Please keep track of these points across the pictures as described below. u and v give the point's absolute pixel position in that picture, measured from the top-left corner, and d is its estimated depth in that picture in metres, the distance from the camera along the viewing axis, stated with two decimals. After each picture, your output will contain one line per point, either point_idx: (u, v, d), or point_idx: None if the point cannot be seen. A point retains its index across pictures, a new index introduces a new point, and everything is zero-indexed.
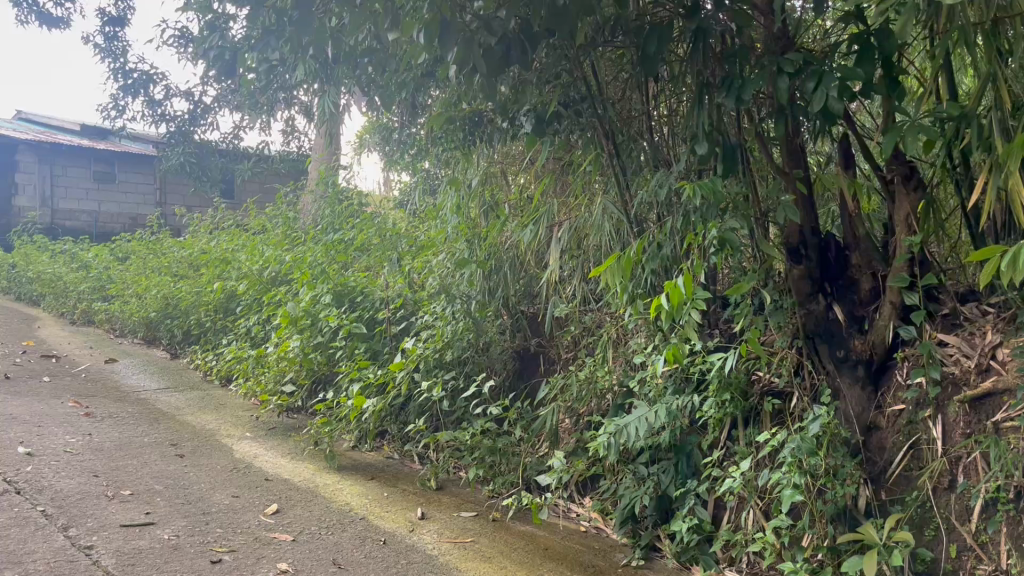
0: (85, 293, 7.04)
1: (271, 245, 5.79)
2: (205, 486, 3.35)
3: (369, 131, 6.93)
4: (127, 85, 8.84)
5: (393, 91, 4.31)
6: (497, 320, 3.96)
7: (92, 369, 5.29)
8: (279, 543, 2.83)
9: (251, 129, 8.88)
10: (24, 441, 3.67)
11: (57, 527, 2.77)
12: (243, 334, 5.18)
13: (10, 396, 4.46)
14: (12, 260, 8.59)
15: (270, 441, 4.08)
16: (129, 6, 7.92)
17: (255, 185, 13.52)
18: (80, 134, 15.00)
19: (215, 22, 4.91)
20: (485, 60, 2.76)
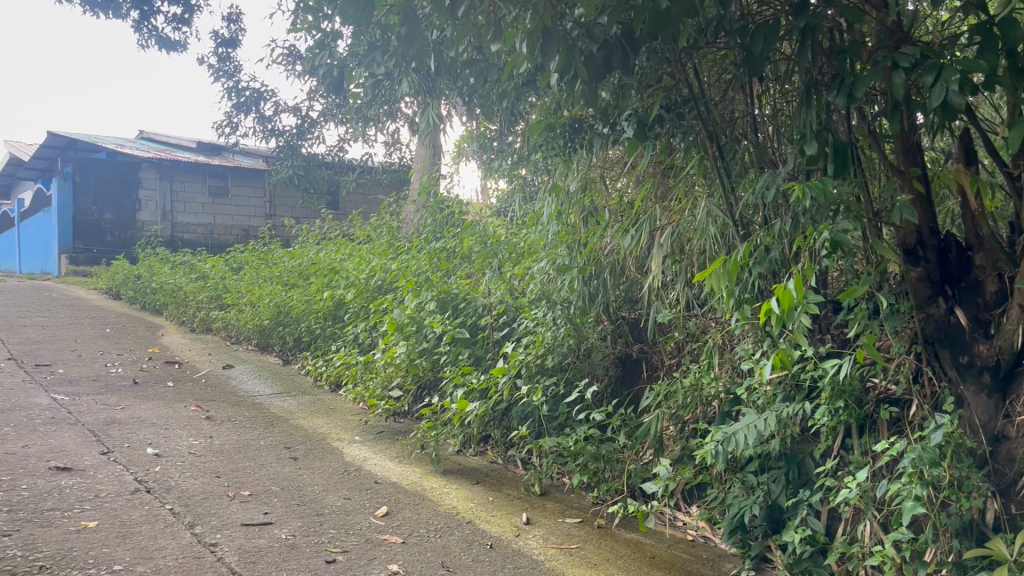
0: (204, 302, 7.38)
1: (377, 254, 5.97)
2: (319, 488, 3.48)
3: (468, 141, 7.03)
4: (240, 103, 9.26)
5: (493, 101, 4.36)
6: (598, 326, 3.94)
7: (211, 374, 5.55)
8: (390, 545, 2.91)
9: (354, 142, 9.15)
10: (153, 443, 3.89)
11: (184, 525, 2.93)
12: (351, 341, 5.34)
13: (139, 400, 4.74)
14: (138, 272, 9.11)
15: (378, 444, 4.19)
16: (241, 28, 8.28)
17: (359, 196, 13.96)
18: (197, 150, 15.76)
19: (322, 40, 5.09)
20: (586, 67, 2.77)
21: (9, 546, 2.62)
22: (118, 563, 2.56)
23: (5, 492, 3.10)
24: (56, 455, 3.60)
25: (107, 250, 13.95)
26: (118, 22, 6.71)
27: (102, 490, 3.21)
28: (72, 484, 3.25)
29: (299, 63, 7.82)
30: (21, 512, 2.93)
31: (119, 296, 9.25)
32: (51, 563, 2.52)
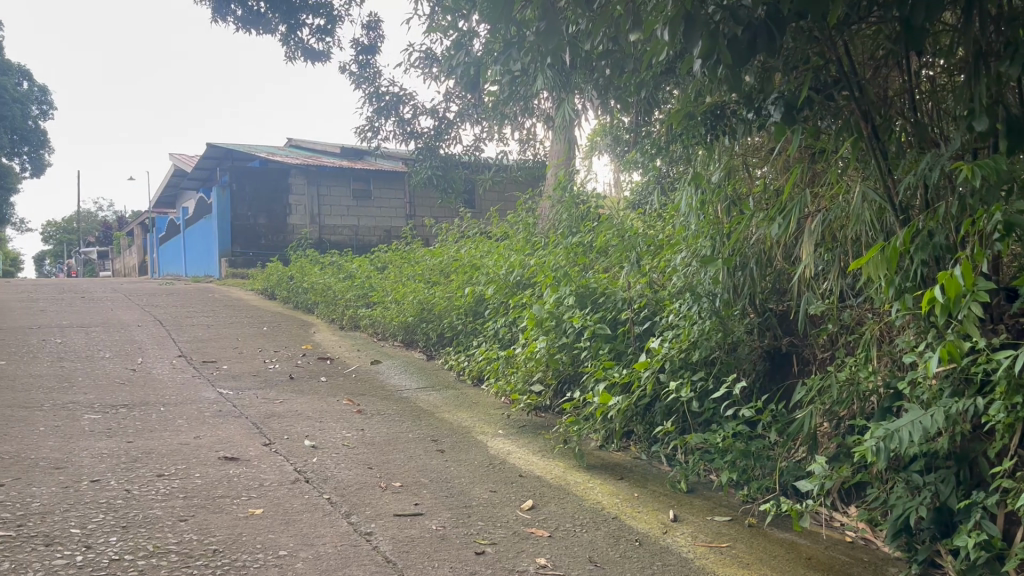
0: (351, 301, 7.67)
1: (515, 250, 6.04)
2: (466, 480, 3.55)
3: (600, 134, 6.99)
4: (380, 108, 9.58)
5: (630, 92, 4.31)
6: (744, 319, 3.82)
7: (360, 369, 5.77)
8: (537, 539, 2.93)
9: (489, 140, 9.29)
10: (310, 435, 4.09)
11: (342, 514, 3.06)
12: (492, 336, 5.43)
13: (296, 394, 4.99)
14: (291, 273, 9.61)
15: (522, 438, 4.23)
16: (380, 35, 8.56)
17: (494, 194, 14.19)
18: (341, 155, 16.45)
19: (460, 41, 5.16)
20: (730, 52, 2.68)
21: (186, 530, 2.82)
22: (282, 549, 2.71)
23: (181, 480, 3.34)
24: (224, 446, 3.85)
25: (262, 253, 14.76)
26: (268, 37, 7.06)
27: (266, 479, 3.41)
28: (239, 473, 3.47)
29: (435, 66, 8.01)
30: (195, 498, 3.15)
31: (274, 296, 9.76)
32: (223, 547, 2.70)
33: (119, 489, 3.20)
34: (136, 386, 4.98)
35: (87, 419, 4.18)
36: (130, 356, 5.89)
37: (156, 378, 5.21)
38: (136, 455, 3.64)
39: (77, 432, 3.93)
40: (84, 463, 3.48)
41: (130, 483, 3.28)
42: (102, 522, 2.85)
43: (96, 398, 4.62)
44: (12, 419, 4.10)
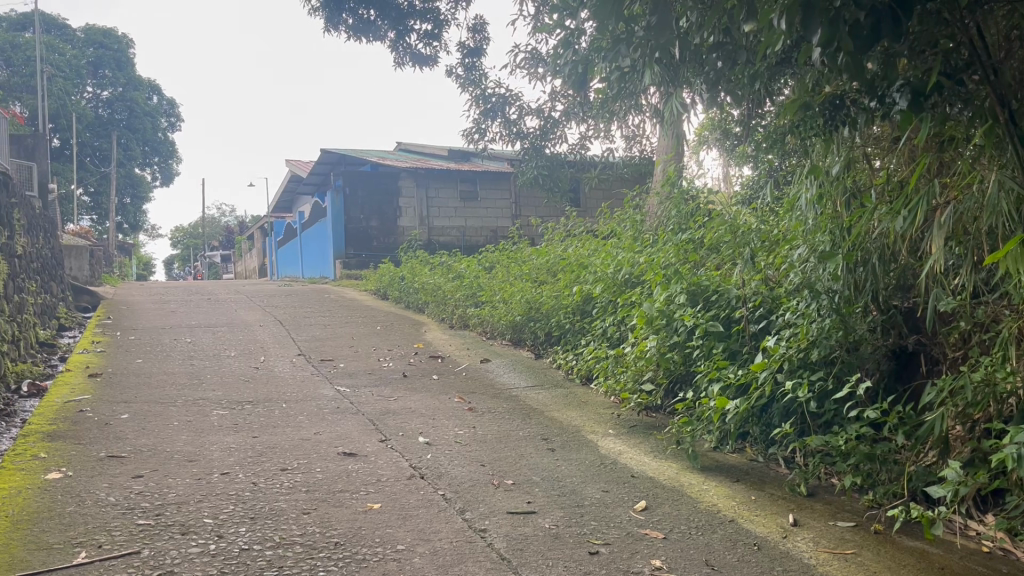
0: (461, 301, 7.78)
1: (624, 247, 5.98)
2: (578, 479, 3.54)
3: (709, 128, 6.85)
4: (487, 109, 9.67)
5: (742, 85, 4.19)
6: (867, 317, 3.67)
7: (470, 367, 5.86)
8: (651, 540, 2.89)
9: (596, 138, 9.23)
10: (424, 432, 4.18)
11: (456, 510, 3.11)
12: (601, 335, 5.40)
13: (409, 392, 5.10)
14: (402, 274, 9.84)
15: (633, 438, 4.19)
16: (487, 37, 8.63)
17: (600, 193, 14.13)
18: (448, 158, 16.72)
19: (569, 40, 5.08)
20: (852, 39, 2.58)
21: (309, 523, 2.93)
22: (400, 543, 2.78)
23: (304, 474, 3.47)
24: (343, 442, 3.97)
25: (374, 254, 15.20)
26: (378, 44, 7.24)
27: (383, 475, 3.50)
28: (357, 468, 3.58)
29: (541, 66, 8.02)
30: (317, 492, 3.26)
31: (386, 296, 10.01)
32: (344, 540, 2.79)
33: (246, 481, 3.35)
34: (259, 383, 5.21)
35: (216, 415, 4.40)
36: (253, 354, 6.16)
37: (278, 376, 5.43)
38: (261, 449, 3.80)
39: (207, 427, 4.14)
40: (214, 456, 3.67)
41: (256, 476, 3.43)
42: (232, 513, 3.00)
43: (223, 395, 4.85)
44: (148, 414, 4.36)
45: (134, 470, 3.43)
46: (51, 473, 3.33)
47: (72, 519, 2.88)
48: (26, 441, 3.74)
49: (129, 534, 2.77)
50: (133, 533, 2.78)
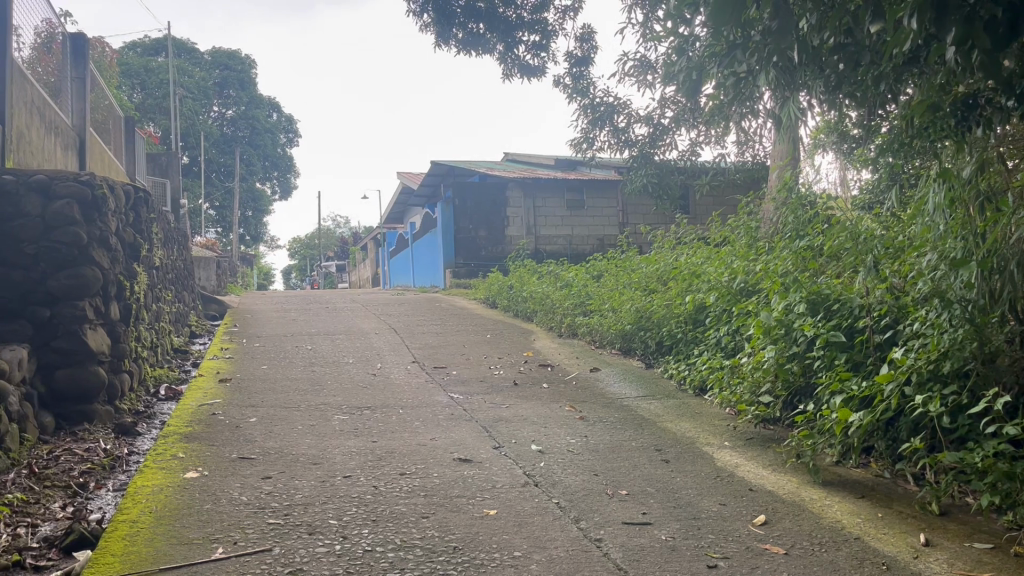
0: (569, 310, 7.79)
1: (738, 255, 5.86)
2: (693, 492, 3.49)
3: (825, 131, 6.61)
4: (596, 118, 9.66)
5: (866, 87, 4.05)
6: (1003, 327, 3.45)
7: (580, 376, 5.86)
8: (772, 555, 2.82)
9: (707, 144, 9.06)
10: (537, 440, 4.22)
11: (571, 519, 3.12)
12: (714, 345, 5.31)
13: (521, 400, 5.15)
14: (510, 283, 9.94)
15: (750, 450, 4.10)
16: (595, 46, 8.62)
17: (711, 200, 13.87)
18: (555, 167, 16.78)
19: (684, 48, 4.97)
20: (989, 36, 2.46)
21: (428, 526, 3.01)
22: (517, 550, 2.82)
23: (421, 479, 3.56)
24: (459, 448, 4.05)
25: (483, 263, 15.41)
26: (487, 57, 7.36)
27: (498, 481, 3.55)
28: (473, 475, 3.64)
29: (650, 73, 7.96)
30: (435, 497, 3.34)
31: (495, 305, 10.11)
32: (463, 545, 2.85)
33: (368, 484, 3.47)
34: (376, 389, 5.37)
35: (337, 420, 4.56)
36: (370, 361, 6.36)
37: (394, 383, 5.58)
38: (380, 454, 3.92)
39: (329, 431, 4.30)
40: (337, 460, 3.81)
41: (376, 479, 3.54)
42: (355, 514, 3.11)
43: (343, 400, 5.03)
44: (275, 417, 4.57)
45: (264, 471, 3.61)
46: (189, 473, 3.53)
47: (209, 516, 3.05)
48: (166, 441, 3.98)
49: (261, 532, 2.91)
50: (265, 531, 2.93)
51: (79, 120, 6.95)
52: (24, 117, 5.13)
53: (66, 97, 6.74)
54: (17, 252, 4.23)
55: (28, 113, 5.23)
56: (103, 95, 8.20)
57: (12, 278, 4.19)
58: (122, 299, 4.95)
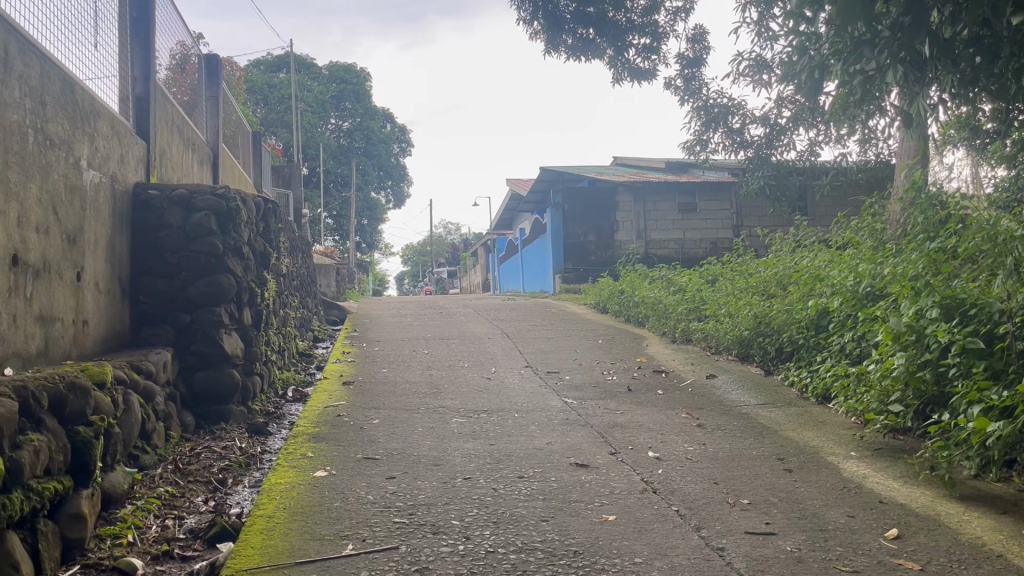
0: (683, 315, 7.68)
1: (864, 258, 5.65)
2: (819, 502, 3.39)
3: (956, 127, 6.27)
4: (709, 119, 9.49)
5: (1004, 80, 3.83)
6: None
7: (697, 383, 5.78)
8: (906, 571, 2.71)
9: (827, 143, 8.76)
10: (654, 447, 4.19)
11: (692, 527, 3.09)
12: (838, 352, 5.13)
13: (637, 406, 5.13)
14: (622, 288, 9.89)
15: (879, 461, 3.94)
16: (708, 46, 8.48)
17: (830, 201, 13.40)
18: (666, 170, 16.57)
19: (805, 46, 4.82)
20: None
21: (549, 530, 3.04)
22: (638, 556, 2.81)
23: (540, 483, 3.60)
24: (575, 453, 4.07)
25: (593, 268, 15.37)
26: (597, 61, 7.38)
27: (616, 487, 3.55)
28: (591, 480, 3.65)
29: (766, 72, 7.77)
30: (554, 501, 3.37)
31: (605, 310, 10.08)
32: (583, 549, 2.86)
33: (487, 487, 3.53)
34: (492, 393, 5.45)
35: (455, 422, 4.67)
36: (484, 365, 6.46)
37: (509, 387, 5.66)
38: (498, 457, 3.99)
39: (448, 434, 4.40)
40: (457, 462, 3.90)
41: (496, 482, 3.61)
42: (476, 516, 3.17)
43: (460, 403, 5.14)
44: (396, 419, 4.71)
45: (388, 471, 3.73)
46: (319, 472, 3.69)
47: (339, 513, 3.18)
48: (296, 441, 4.17)
49: (388, 530, 3.02)
50: (391, 529, 3.03)
51: (212, 135, 7.38)
52: (166, 134, 5.49)
53: (201, 114, 7.16)
54: (161, 261, 4.54)
55: (168, 131, 5.58)
56: (233, 111, 8.65)
57: (157, 285, 4.51)
58: (254, 306, 5.22)
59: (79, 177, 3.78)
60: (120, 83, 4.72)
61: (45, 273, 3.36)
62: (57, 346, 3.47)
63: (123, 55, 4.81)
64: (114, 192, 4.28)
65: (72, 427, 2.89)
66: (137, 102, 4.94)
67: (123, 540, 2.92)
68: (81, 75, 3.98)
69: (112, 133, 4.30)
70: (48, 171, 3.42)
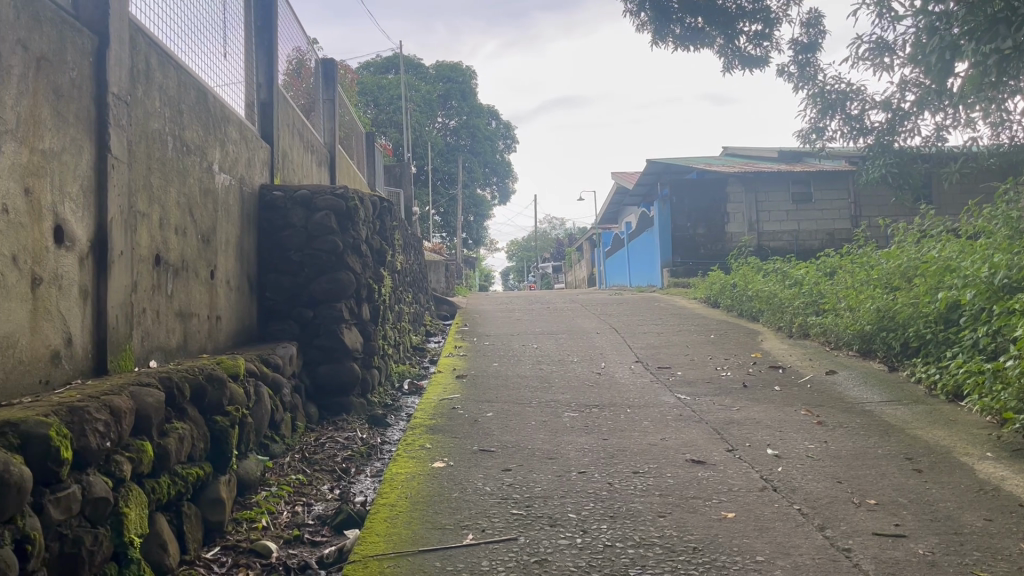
0: (799, 309, 7.45)
1: (999, 248, 5.33)
2: (952, 505, 3.24)
3: None
4: (826, 106, 9.14)
5: None
6: None
7: (816, 379, 5.60)
8: None
9: (955, 128, 8.29)
10: (773, 444, 4.09)
11: (815, 526, 3.01)
12: (971, 347, 4.87)
13: (753, 403, 5.01)
14: (734, 282, 9.67)
15: (1019, 463, 3.72)
16: (823, 30, 8.17)
17: (958, 188, 12.70)
18: (779, 160, 16.09)
19: (934, 26, 4.58)
20: None
21: (666, 526, 3.02)
22: (759, 554, 2.76)
23: (656, 478, 3.58)
24: (691, 449, 4.03)
25: (702, 262, 15.08)
26: (705, 50, 7.14)
27: (734, 484, 3.49)
28: (708, 476, 3.61)
29: (888, 55, 7.43)
30: (671, 496, 3.35)
31: (716, 304, 9.88)
32: (702, 546, 2.83)
33: (603, 481, 3.54)
34: (603, 388, 5.45)
35: (568, 416, 4.69)
36: (595, 360, 6.46)
37: (620, 382, 5.63)
38: (613, 452, 3.98)
39: (561, 428, 4.43)
40: (571, 455, 3.92)
41: (611, 476, 3.61)
42: (593, 510, 3.19)
43: (572, 398, 5.15)
44: (509, 413, 4.78)
45: (503, 464, 3.79)
46: (436, 463, 3.79)
47: (458, 504, 3.25)
48: (414, 433, 4.29)
49: (506, 521, 3.07)
50: (509, 520, 3.08)
51: (328, 137, 7.66)
52: (287, 137, 5.73)
53: (318, 118, 7.43)
54: (286, 259, 4.76)
55: (289, 134, 5.82)
56: (347, 113, 8.92)
57: (283, 282, 4.73)
58: (371, 301, 5.39)
59: (212, 180, 3.99)
60: (246, 90, 4.95)
61: (183, 272, 3.58)
62: (194, 340, 3.69)
63: (249, 63, 5.05)
64: (242, 194, 4.50)
65: (211, 416, 3.07)
66: (262, 107, 5.18)
67: (258, 524, 3.09)
68: (212, 83, 4.20)
69: (240, 137, 4.52)
70: (185, 175, 3.63)
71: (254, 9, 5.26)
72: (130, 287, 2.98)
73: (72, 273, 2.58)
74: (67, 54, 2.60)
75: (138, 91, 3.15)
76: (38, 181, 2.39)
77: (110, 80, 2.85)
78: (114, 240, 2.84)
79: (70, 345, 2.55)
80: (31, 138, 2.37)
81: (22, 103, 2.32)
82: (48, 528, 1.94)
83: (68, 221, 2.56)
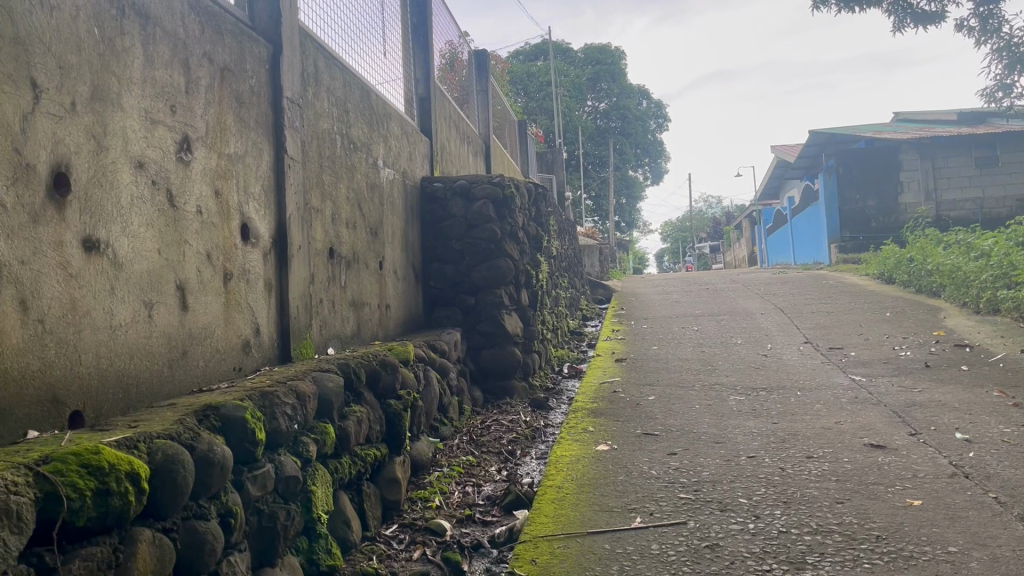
0: (987, 283, 6.87)
1: None
2: None
3: None
4: (1013, 61, 8.35)
5: None
6: None
7: (1010, 358, 5.15)
8: None
9: None
10: (962, 428, 3.80)
11: (1015, 516, 2.77)
12: None
13: (938, 384, 4.68)
14: (911, 256, 9.05)
15: None
16: None
17: None
18: (959, 122, 14.88)
19: None
20: None
21: (845, 512, 2.88)
22: (952, 545, 2.58)
23: (831, 463, 3.42)
24: (870, 433, 3.82)
25: (873, 236, 14.21)
26: (873, 10, 6.74)
27: (919, 470, 3.28)
28: (889, 462, 3.40)
29: None
30: (849, 482, 3.19)
31: (891, 280, 9.28)
32: (886, 534, 2.68)
33: (775, 466, 3.42)
34: (770, 370, 5.26)
35: (733, 400, 4.56)
36: (759, 342, 6.24)
37: (788, 364, 5.41)
38: (784, 436, 3.84)
39: (727, 411, 4.32)
40: (739, 440, 3.81)
41: (783, 461, 3.48)
42: (765, 495, 3.09)
43: (738, 381, 5.01)
44: (672, 396, 4.70)
45: (669, 447, 3.74)
46: (601, 446, 3.79)
47: (623, 487, 3.25)
48: (577, 416, 4.31)
49: (674, 505, 3.03)
50: (677, 504, 3.04)
51: (483, 127, 7.80)
52: (444, 129, 5.89)
53: (472, 109, 7.58)
54: (448, 248, 4.90)
55: (446, 126, 5.98)
56: (500, 102, 9.05)
57: (446, 271, 4.87)
58: (530, 286, 5.45)
59: (378, 175, 4.17)
60: (405, 86, 5.12)
61: (355, 263, 3.76)
62: (367, 328, 3.87)
63: (406, 59, 5.21)
64: (405, 187, 4.67)
65: (385, 400, 3.22)
66: (420, 101, 5.34)
67: (432, 504, 3.21)
68: (374, 82, 4.38)
69: (402, 132, 4.69)
70: (353, 171, 3.81)
71: (410, 7, 5.42)
72: (308, 279, 3.16)
73: (258, 268, 2.77)
74: (247, 64, 2.78)
75: (308, 94, 3.33)
76: (226, 183, 2.58)
77: (284, 85, 3.03)
78: (293, 235, 3.03)
79: (259, 335, 2.74)
80: (219, 144, 2.56)
81: (210, 112, 2.51)
82: (248, 502, 2.10)
83: (252, 220, 2.75)
